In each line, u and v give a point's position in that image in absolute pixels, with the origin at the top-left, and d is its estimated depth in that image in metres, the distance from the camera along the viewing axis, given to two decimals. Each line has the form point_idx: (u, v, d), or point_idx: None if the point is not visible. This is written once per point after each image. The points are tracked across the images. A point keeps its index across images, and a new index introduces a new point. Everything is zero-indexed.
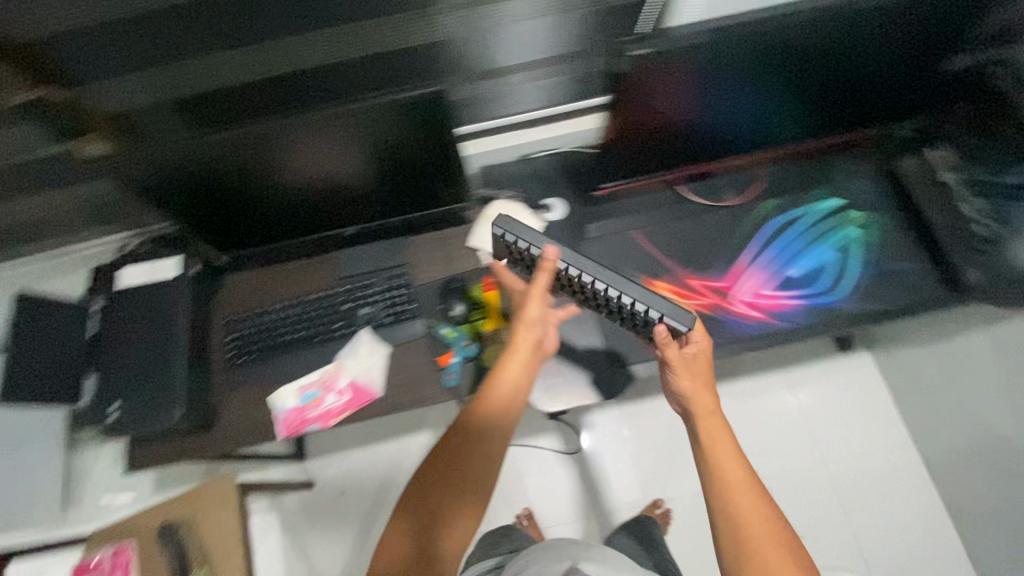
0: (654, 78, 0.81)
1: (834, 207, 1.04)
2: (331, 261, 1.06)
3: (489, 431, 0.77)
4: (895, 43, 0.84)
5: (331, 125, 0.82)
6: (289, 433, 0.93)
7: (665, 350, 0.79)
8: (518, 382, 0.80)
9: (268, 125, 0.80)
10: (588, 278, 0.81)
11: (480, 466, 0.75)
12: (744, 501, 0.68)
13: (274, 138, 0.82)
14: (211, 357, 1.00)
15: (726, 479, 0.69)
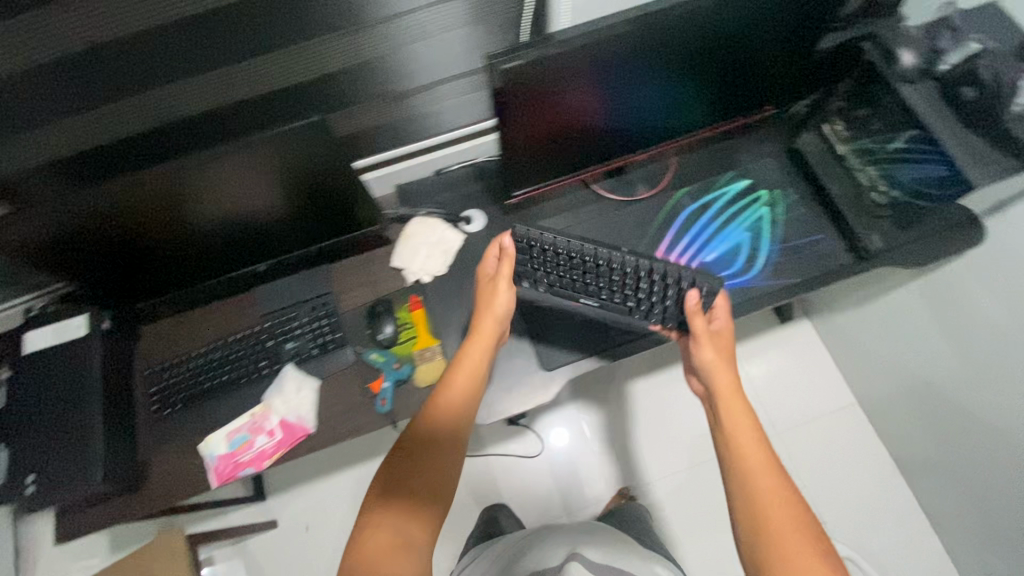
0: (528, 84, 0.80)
1: (743, 189, 1.07)
2: (250, 299, 1.03)
3: (463, 412, 0.80)
4: (768, 27, 0.86)
5: (237, 158, 0.80)
6: (222, 481, 0.90)
7: (694, 319, 0.87)
8: (480, 373, 0.83)
9: (150, 172, 0.77)
10: (588, 254, 0.94)
11: (444, 455, 0.76)
12: (768, 471, 0.70)
13: (178, 177, 0.79)
14: (136, 413, 0.96)
15: (743, 446, 0.72)
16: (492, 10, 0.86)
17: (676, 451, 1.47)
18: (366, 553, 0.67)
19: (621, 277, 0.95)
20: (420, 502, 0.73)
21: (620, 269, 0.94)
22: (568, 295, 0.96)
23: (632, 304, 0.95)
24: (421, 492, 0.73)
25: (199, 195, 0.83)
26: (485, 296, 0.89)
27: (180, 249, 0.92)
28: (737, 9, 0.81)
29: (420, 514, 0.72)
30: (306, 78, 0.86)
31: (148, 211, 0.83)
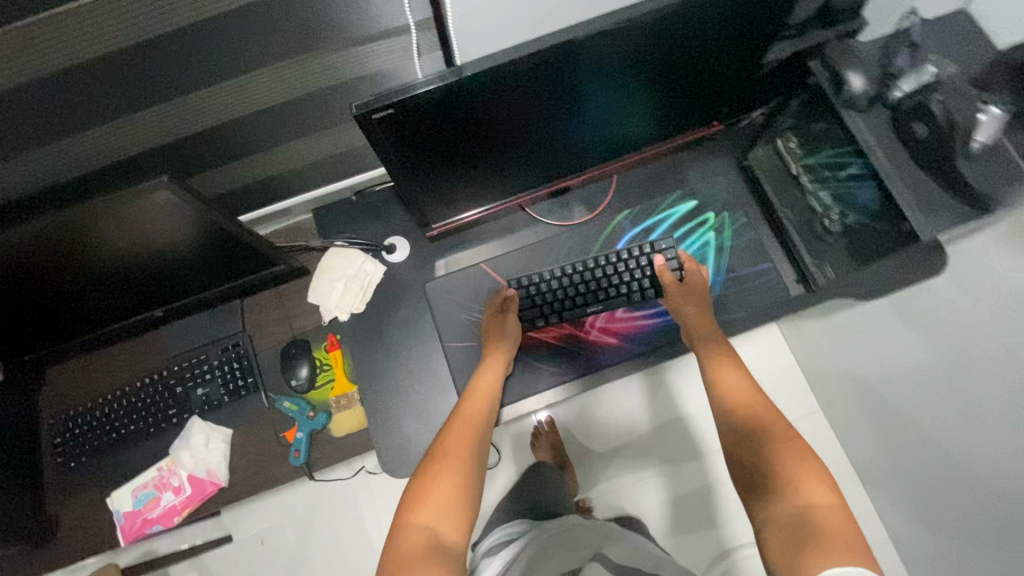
0: (414, 129, 0.68)
1: (687, 212, 0.98)
2: (158, 339, 0.96)
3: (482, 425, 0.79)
4: (710, 43, 0.73)
5: (138, 205, 0.70)
6: (130, 540, 0.87)
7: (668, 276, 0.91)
8: (488, 385, 0.85)
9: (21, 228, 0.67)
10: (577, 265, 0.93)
11: (468, 459, 0.73)
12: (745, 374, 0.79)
13: (76, 223, 0.69)
14: (41, 464, 0.91)
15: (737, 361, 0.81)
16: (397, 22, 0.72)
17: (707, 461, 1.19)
18: (406, 551, 0.61)
19: (604, 273, 0.93)
20: (453, 501, 0.68)
21: (601, 276, 0.93)
22: (575, 312, 0.92)
23: (627, 291, 0.93)
24: (452, 493, 0.68)
25: (105, 240, 0.74)
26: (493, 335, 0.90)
27: (75, 297, 0.83)
28: (677, 25, 0.68)
29: (454, 513, 0.67)
30: (177, 136, 0.76)
31: (49, 257, 0.74)
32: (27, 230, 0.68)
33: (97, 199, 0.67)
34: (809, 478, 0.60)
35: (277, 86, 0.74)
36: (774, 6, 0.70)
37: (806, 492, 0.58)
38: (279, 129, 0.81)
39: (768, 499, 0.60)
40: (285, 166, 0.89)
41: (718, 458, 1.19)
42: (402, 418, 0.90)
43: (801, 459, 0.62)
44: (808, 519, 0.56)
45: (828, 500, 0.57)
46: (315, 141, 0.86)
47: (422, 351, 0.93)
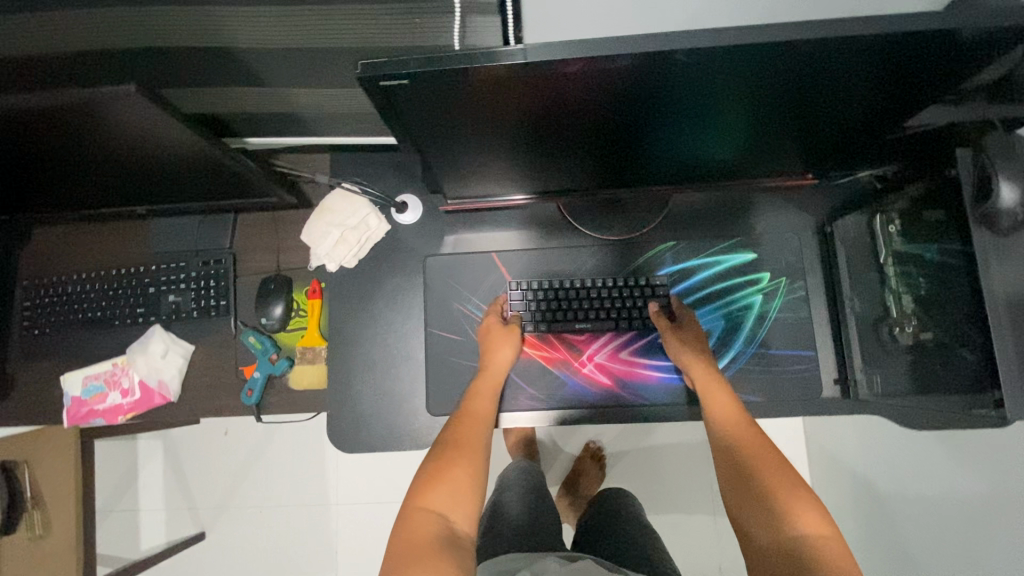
0: (438, 101, 0.56)
1: (739, 263, 0.84)
2: (144, 231, 0.91)
3: (478, 415, 0.75)
4: (838, 92, 0.57)
5: (119, 110, 0.62)
6: (72, 424, 0.86)
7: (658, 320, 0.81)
8: (495, 380, 0.79)
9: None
10: (590, 282, 0.84)
11: (478, 449, 0.71)
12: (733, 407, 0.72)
13: (48, 112, 0.62)
14: (9, 323, 0.90)
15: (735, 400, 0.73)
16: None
17: (677, 483, 1.30)
18: (416, 537, 0.61)
19: (613, 298, 0.83)
20: (463, 488, 0.67)
21: (611, 299, 0.83)
22: (569, 320, 0.83)
23: (624, 319, 0.83)
24: (461, 480, 0.67)
25: (81, 134, 0.67)
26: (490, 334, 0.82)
27: (45, 174, 0.77)
28: (804, 66, 0.51)
29: (464, 501, 0.66)
30: (162, 45, 0.63)
31: (16, 134, 0.67)
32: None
33: (69, 92, 0.59)
34: (808, 509, 0.59)
35: (294, 26, 0.61)
36: (945, 71, 0.53)
37: (805, 523, 0.58)
38: (296, 68, 0.67)
39: (763, 523, 0.59)
40: (298, 108, 0.75)
41: (685, 494, 1.30)
42: (363, 391, 0.85)
43: (792, 496, 0.60)
44: (809, 552, 0.55)
45: (823, 533, 0.57)
46: (335, 92, 0.72)
47: (405, 327, 0.86)
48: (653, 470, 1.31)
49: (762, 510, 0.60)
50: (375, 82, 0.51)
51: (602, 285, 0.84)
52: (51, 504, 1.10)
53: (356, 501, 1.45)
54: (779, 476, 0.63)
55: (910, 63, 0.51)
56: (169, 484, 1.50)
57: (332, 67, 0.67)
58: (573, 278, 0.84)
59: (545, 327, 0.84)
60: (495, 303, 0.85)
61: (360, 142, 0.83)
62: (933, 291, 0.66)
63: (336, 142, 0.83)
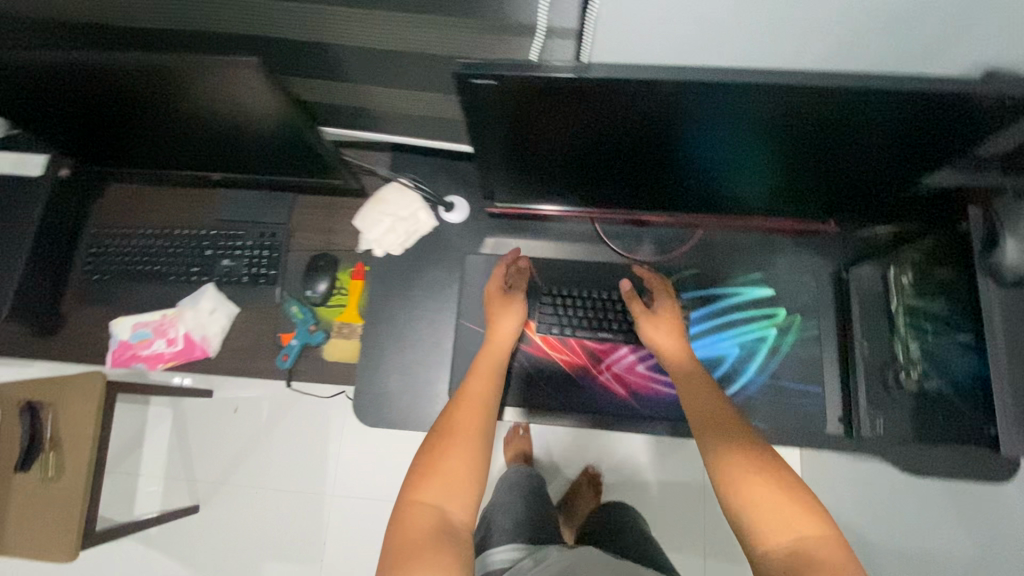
0: (514, 105, 0.63)
1: (758, 297, 0.89)
2: (209, 199, 0.99)
3: (474, 400, 0.74)
4: (866, 143, 0.64)
5: (223, 79, 0.69)
6: (115, 365, 0.92)
7: (631, 303, 0.84)
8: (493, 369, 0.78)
9: (109, 66, 0.67)
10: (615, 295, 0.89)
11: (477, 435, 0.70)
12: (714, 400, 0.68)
13: (158, 75, 0.69)
14: (72, 266, 0.97)
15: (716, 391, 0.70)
16: None
17: (672, 516, 1.31)
18: (412, 532, 0.60)
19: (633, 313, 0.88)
20: (459, 478, 0.66)
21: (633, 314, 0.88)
22: (591, 329, 0.88)
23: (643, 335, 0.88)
24: (459, 471, 0.66)
25: (185, 97, 0.74)
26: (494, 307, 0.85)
27: (136, 133, 0.84)
28: (841, 113, 0.59)
29: (462, 490, 0.65)
30: (258, 32, 0.66)
31: (121, 94, 0.73)
32: (116, 68, 0.67)
33: (182, 57, 0.65)
34: (800, 507, 0.55)
35: (387, 31, 0.64)
36: (962, 135, 0.60)
37: (800, 525, 0.54)
38: (384, 70, 0.71)
39: (759, 529, 0.55)
40: (371, 105, 0.81)
41: (679, 527, 1.31)
42: (390, 370, 0.89)
43: (787, 494, 0.56)
44: (810, 557, 0.51)
45: (819, 533, 0.53)
46: (412, 94, 0.77)
47: (436, 316, 0.92)
48: (650, 499, 1.32)
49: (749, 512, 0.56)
50: (467, 80, 0.58)
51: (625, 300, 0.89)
52: (66, 451, 1.14)
53: (351, 494, 1.47)
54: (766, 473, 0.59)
55: (932, 123, 0.58)
56: (172, 453, 1.53)
57: (414, 72, 0.72)
58: (601, 291, 0.90)
59: (568, 332, 0.88)
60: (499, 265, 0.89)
61: (431, 145, 0.91)
62: (948, 330, 0.69)
63: (411, 142, 0.91)
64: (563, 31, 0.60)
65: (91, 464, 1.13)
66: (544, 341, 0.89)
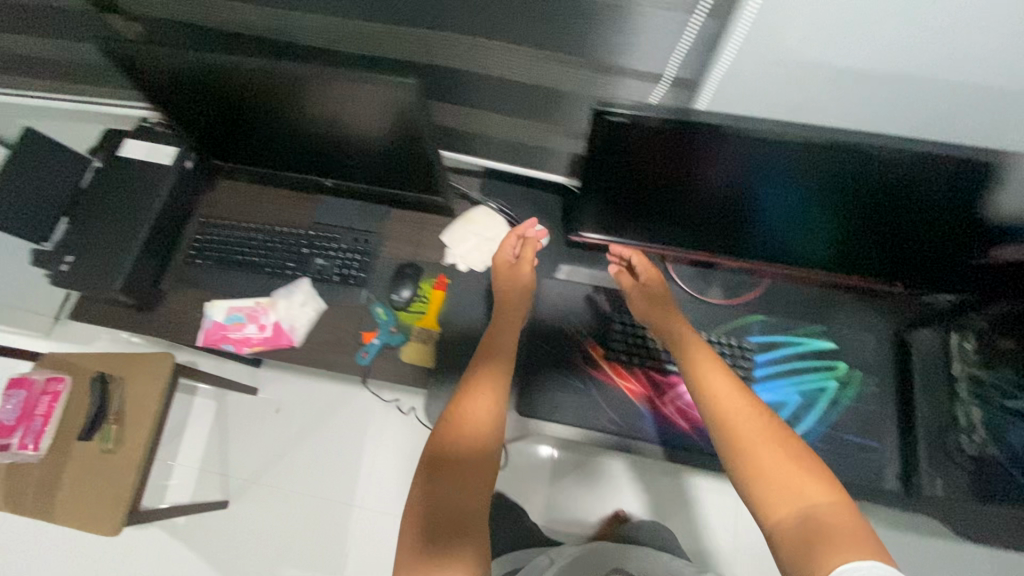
0: (632, 143, 0.71)
1: (821, 349, 0.93)
2: (311, 202, 1.07)
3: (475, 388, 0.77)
4: (943, 207, 0.71)
5: (364, 94, 0.78)
6: (205, 344, 0.97)
7: (622, 279, 0.95)
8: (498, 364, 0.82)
9: (270, 67, 0.77)
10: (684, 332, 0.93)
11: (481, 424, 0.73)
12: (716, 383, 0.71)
13: (308, 82, 0.78)
14: (177, 249, 1.05)
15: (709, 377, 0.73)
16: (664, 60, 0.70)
17: None
18: (426, 523, 0.63)
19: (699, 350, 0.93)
20: (463, 468, 0.68)
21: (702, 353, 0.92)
22: (657, 362, 0.94)
23: None
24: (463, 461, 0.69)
25: (323, 105, 0.83)
26: (504, 277, 0.93)
27: (266, 134, 0.94)
28: (908, 176, 0.67)
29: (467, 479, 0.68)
30: (401, 58, 0.81)
31: (268, 95, 0.83)
32: (275, 70, 0.77)
33: (338, 68, 0.75)
34: (808, 481, 0.58)
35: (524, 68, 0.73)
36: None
37: (807, 499, 0.57)
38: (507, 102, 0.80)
39: (767, 503, 0.58)
40: (494, 127, 0.92)
41: None
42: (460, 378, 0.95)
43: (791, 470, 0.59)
44: (817, 527, 0.53)
45: (825, 504, 0.55)
46: (531, 122, 0.89)
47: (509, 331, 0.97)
48: None
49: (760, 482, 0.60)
50: (603, 116, 0.67)
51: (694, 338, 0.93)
52: (128, 426, 1.18)
53: (378, 508, 1.47)
54: (770, 447, 0.62)
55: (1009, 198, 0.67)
56: (210, 445, 1.56)
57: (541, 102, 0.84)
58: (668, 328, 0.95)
59: (636, 361, 0.94)
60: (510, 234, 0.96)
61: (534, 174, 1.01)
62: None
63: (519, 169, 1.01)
64: (684, 81, 0.72)
65: (149, 442, 1.16)
66: (613, 372, 0.94)
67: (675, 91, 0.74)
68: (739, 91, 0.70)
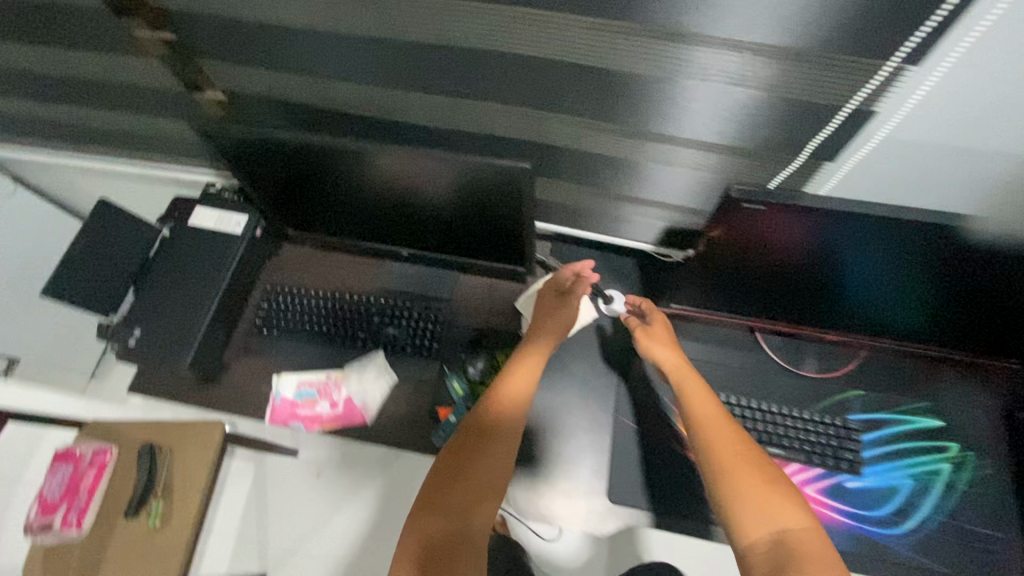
0: (749, 228, 0.73)
1: (927, 428, 0.87)
2: (378, 269, 1.04)
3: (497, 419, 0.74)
4: None
5: (458, 172, 0.76)
6: (275, 422, 0.96)
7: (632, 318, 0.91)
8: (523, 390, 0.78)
9: (364, 145, 0.75)
10: (782, 409, 0.88)
11: (504, 453, 0.71)
12: (700, 403, 0.74)
13: (401, 160, 0.77)
14: (242, 317, 1.02)
15: (690, 392, 0.75)
16: (782, 140, 0.67)
17: None
18: (430, 538, 0.63)
19: (803, 430, 0.86)
20: (471, 489, 0.68)
21: (807, 432, 0.86)
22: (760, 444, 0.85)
23: (816, 458, 0.84)
24: (474, 484, 0.68)
25: (410, 182, 0.81)
26: (543, 310, 0.91)
27: (343, 207, 0.92)
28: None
29: (479, 501, 0.67)
30: (479, 133, 0.80)
31: (354, 172, 0.82)
32: (369, 150, 0.76)
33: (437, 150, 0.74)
34: (782, 503, 0.61)
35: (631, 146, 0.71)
36: None
37: (784, 520, 0.60)
38: None
39: (741, 523, 0.61)
40: (569, 201, 0.92)
41: None
42: (546, 461, 0.88)
43: (768, 489, 0.63)
44: (791, 547, 0.57)
45: (797, 525, 0.59)
46: (616, 192, 0.86)
47: (591, 406, 0.91)
48: None
49: (741, 502, 0.62)
50: (739, 203, 0.68)
51: (793, 416, 0.87)
52: None
53: None
54: (749, 468, 0.65)
55: None
56: None
57: (630, 176, 0.81)
58: (765, 403, 0.88)
59: None
60: (565, 269, 0.92)
61: (612, 242, 0.99)
62: None
63: (596, 237, 0.99)
64: (813, 164, 0.69)
65: None
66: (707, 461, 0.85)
67: (800, 170, 0.71)
68: (867, 174, 0.69)
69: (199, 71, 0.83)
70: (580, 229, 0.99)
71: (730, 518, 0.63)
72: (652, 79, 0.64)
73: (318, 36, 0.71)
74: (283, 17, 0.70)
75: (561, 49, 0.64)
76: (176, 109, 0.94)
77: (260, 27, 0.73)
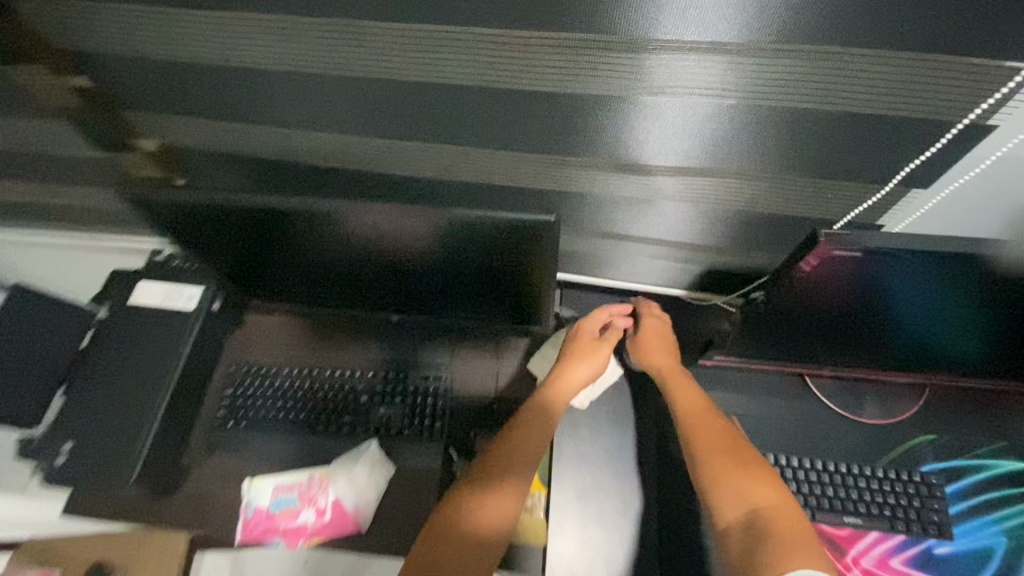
0: (830, 274, 0.57)
1: (1012, 473, 0.76)
2: (363, 338, 0.90)
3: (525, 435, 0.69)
4: None
5: (455, 228, 0.62)
6: (247, 542, 0.78)
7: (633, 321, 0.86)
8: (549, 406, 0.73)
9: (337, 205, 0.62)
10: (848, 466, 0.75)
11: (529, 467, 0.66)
12: (686, 394, 0.72)
13: (385, 219, 0.63)
14: (202, 410, 0.85)
15: (676, 383, 0.74)
16: (846, 168, 0.56)
17: None
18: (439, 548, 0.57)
19: (876, 490, 0.74)
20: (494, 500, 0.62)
21: (881, 493, 0.74)
22: (830, 512, 0.73)
23: (897, 523, 0.72)
24: (499, 496, 0.63)
25: (396, 243, 0.67)
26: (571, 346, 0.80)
27: (320, 274, 0.78)
28: None
29: (498, 511, 0.62)
30: (473, 181, 0.67)
31: (328, 236, 0.68)
32: (345, 210, 0.62)
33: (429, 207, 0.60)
34: (760, 485, 0.61)
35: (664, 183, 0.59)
36: None
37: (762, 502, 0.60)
38: None
39: (719, 507, 0.61)
40: (582, 247, 0.79)
41: None
42: (582, 558, 0.72)
43: (750, 474, 0.63)
44: (765, 525, 0.57)
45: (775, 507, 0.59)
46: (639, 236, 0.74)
47: (627, 483, 0.77)
48: None
49: (722, 486, 0.62)
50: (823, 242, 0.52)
51: (862, 474, 0.75)
52: None
53: None
54: (733, 455, 0.64)
55: None
56: None
57: (653, 218, 0.69)
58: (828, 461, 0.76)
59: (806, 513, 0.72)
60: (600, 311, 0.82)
61: (632, 288, 0.87)
62: None
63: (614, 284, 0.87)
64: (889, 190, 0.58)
65: None
66: None
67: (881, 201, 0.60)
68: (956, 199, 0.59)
69: (131, 125, 0.68)
70: (595, 277, 0.87)
71: (707, 501, 0.63)
72: (694, 103, 0.52)
73: (273, 78, 0.58)
74: (227, 56, 0.57)
75: (579, 75, 0.52)
76: (108, 171, 0.79)
77: (199, 70, 0.59)
